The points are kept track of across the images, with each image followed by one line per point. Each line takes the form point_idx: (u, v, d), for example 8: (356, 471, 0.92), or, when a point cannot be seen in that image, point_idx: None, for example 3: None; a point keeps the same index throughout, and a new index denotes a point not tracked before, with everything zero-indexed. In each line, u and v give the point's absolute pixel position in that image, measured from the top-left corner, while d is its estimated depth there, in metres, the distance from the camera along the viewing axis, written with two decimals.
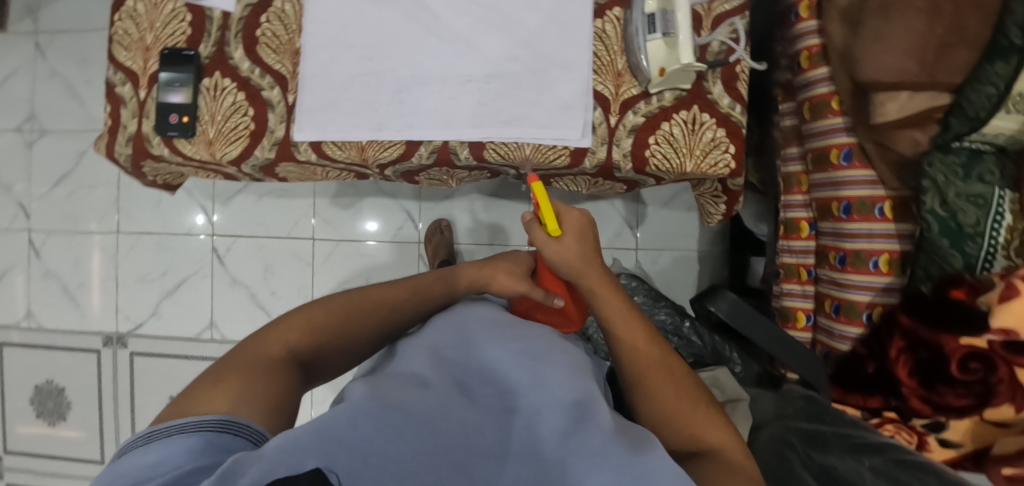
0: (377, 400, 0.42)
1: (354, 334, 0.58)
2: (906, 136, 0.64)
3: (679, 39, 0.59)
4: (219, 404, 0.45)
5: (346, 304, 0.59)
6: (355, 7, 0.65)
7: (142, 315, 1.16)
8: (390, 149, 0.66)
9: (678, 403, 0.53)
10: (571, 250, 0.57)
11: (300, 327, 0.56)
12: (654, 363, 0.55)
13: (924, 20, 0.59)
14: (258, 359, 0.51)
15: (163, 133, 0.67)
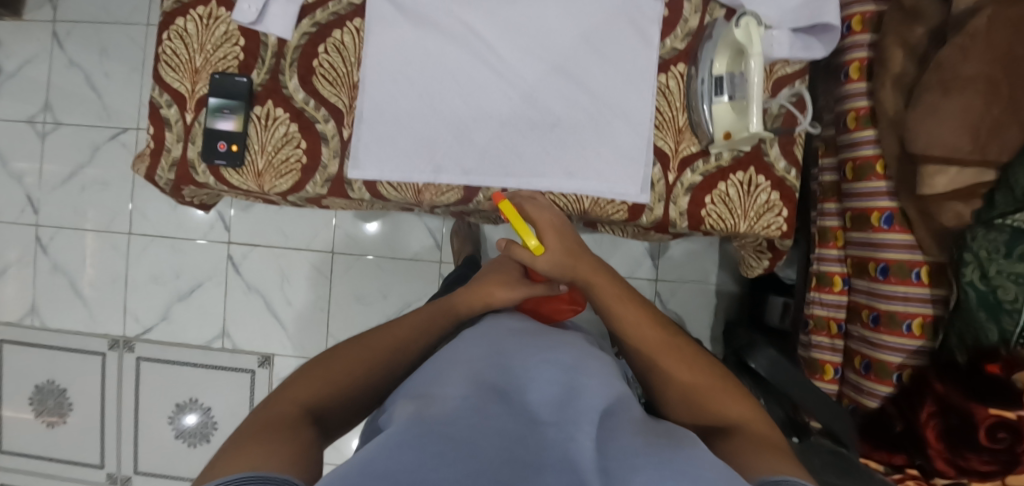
0: (415, 428, 0.38)
1: (360, 383, 0.54)
2: (951, 208, 0.66)
3: (752, 109, 0.57)
4: (243, 463, 0.39)
5: (337, 360, 0.55)
6: (418, 43, 0.64)
7: (151, 320, 1.12)
8: (448, 193, 0.65)
9: (695, 381, 0.55)
10: (551, 255, 0.58)
11: (301, 390, 0.50)
12: (658, 342, 0.58)
13: (982, 100, 0.61)
14: (269, 426, 0.44)
15: (210, 161, 0.66)
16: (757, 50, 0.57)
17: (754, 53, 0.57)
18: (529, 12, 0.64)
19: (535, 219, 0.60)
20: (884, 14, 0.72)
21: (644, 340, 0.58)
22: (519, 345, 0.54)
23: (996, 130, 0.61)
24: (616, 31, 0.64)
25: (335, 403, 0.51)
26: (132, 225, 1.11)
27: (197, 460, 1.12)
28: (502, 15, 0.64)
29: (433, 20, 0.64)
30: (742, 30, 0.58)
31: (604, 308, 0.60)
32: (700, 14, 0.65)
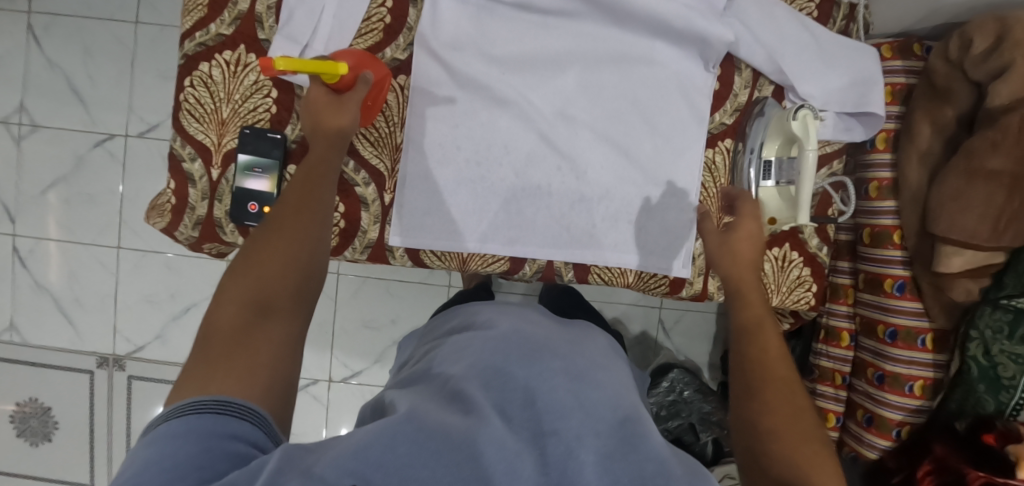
0: (417, 422, 0.36)
1: (309, 248, 0.44)
2: (961, 285, 0.69)
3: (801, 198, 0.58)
4: (199, 386, 0.36)
5: (280, 218, 0.45)
6: (467, 106, 0.62)
7: (144, 339, 1.06)
8: (494, 264, 0.65)
9: (782, 419, 0.42)
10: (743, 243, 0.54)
11: (244, 260, 0.42)
12: (797, 429, 0.42)
13: (1004, 192, 0.62)
14: (225, 326, 0.39)
15: (239, 223, 0.62)
16: (812, 145, 0.58)
17: (809, 148, 0.58)
18: (584, 80, 0.64)
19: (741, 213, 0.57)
20: (914, 87, 0.73)
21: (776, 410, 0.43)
22: (531, 332, 0.50)
23: (1012, 222, 0.63)
24: (667, 104, 0.65)
25: (283, 275, 0.42)
26: (121, 239, 1.04)
27: None
28: (556, 83, 0.63)
29: (484, 83, 0.62)
30: (799, 122, 0.59)
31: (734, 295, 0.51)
32: (749, 89, 0.66)
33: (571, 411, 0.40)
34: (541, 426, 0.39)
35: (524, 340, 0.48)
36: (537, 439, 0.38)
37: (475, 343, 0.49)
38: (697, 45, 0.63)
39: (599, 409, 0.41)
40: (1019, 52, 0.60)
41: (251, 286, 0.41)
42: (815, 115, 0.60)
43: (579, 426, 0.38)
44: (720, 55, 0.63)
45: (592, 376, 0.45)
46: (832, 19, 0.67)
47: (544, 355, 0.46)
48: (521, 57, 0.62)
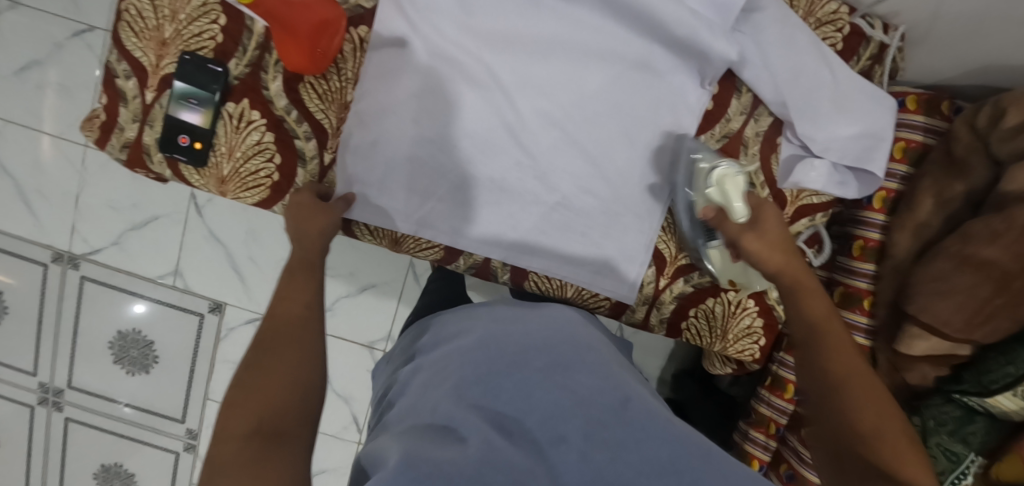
0: (413, 473, 0.39)
1: (303, 367, 0.52)
2: (919, 369, 0.65)
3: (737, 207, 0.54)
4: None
5: (270, 339, 0.53)
6: (431, 77, 0.57)
7: (101, 242, 1.02)
8: (427, 252, 0.63)
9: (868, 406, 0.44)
10: (765, 239, 0.50)
11: (239, 399, 0.48)
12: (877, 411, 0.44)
13: (989, 288, 0.57)
14: (235, 458, 0.43)
15: (168, 155, 0.58)
16: (739, 213, 0.53)
17: (736, 218, 0.53)
18: (562, 72, 0.58)
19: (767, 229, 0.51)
20: (930, 149, 0.66)
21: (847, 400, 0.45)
22: (510, 335, 0.56)
23: (987, 320, 0.58)
24: (649, 116, 0.59)
25: (284, 401, 0.49)
26: None
27: (138, 391, 1.07)
28: (533, 71, 0.58)
29: (454, 58, 0.57)
30: (715, 190, 0.55)
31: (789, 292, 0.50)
32: (744, 117, 0.59)
33: (561, 417, 0.46)
34: (550, 435, 0.45)
35: (502, 349, 0.54)
36: (547, 450, 0.44)
37: (456, 358, 0.55)
38: (696, 57, 0.56)
39: (598, 400, 0.48)
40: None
41: (254, 419, 0.46)
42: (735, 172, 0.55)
43: (580, 429, 0.45)
44: (717, 73, 0.57)
45: (576, 366, 0.52)
46: (857, 57, 0.59)
47: (520, 370, 0.51)
48: (502, 35, 0.57)
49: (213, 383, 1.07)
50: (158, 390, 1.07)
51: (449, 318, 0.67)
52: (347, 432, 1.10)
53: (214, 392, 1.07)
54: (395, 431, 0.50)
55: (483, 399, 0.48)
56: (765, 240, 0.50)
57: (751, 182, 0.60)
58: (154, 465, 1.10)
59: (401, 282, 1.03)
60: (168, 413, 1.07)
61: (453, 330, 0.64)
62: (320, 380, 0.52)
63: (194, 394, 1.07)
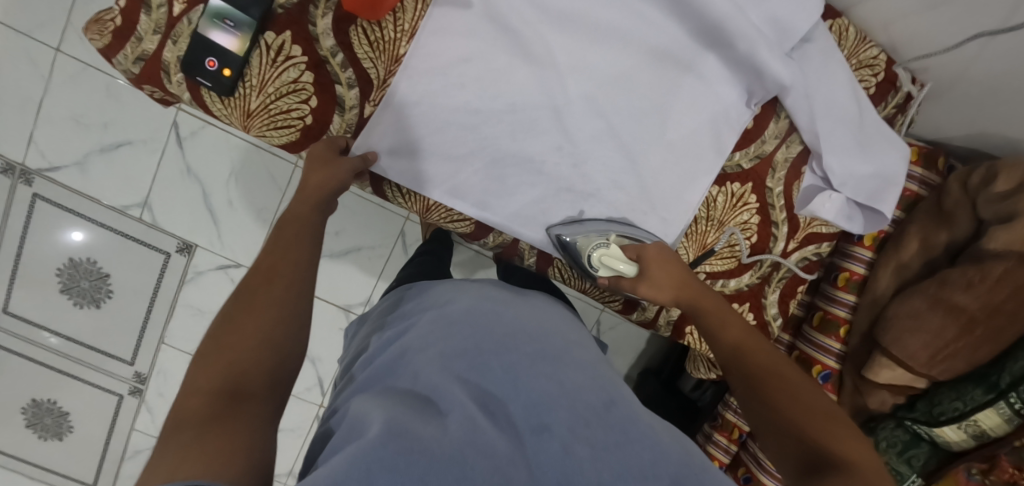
0: (394, 445, 0.39)
1: (281, 329, 0.52)
2: (879, 396, 0.71)
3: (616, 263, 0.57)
4: (169, 474, 0.39)
5: (251, 298, 0.54)
6: (487, 46, 0.55)
7: (60, 160, 0.93)
8: (458, 224, 0.63)
9: (797, 409, 0.45)
10: (655, 286, 0.56)
11: (210, 351, 0.49)
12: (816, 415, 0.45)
13: (955, 330, 0.63)
14: (196, 410, 0.44)
15: (190, 76, 0.53)
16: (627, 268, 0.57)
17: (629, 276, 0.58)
18: (619, 65, 0.57)
19: (656, 268, 0.56)
20: (922, 199, 0.71)
21: (781, 401, 0.46)
22: (497, 317, 0.57)
23: (946, 358, 0.65)
24: (692, 124, 0.59)
25: (254, 362, 0.49)
26: (62, 41, 0.87)
27: (85, 326, 0.99)
28: (588, 58, 0.56)
29: (515, 29, 0.55)
30: (602, 270, 0.59)
31: (703, 323, 0.54)
32: (778, 141, 0.62)
33: (554, 404, 0.48)
34: (533, 422, 0.47)
35: (494, 322, 0.56)
36: (535, 436, 0.46)
37: (440, 330, 0.56)
38: (750, 74, 0.57)
39: (582, 395, 0.50)
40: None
41: (222, 375, 0.47)
42: (606, 249, 0.58)
43: (564, 419, 0.46)
44: (767, 94, 0.58)
45: (559, 360, 0.53)
46: (884, 103, 0.63)
47: (506, 350, 0.52)
48: (568, 14, 0.55)
49: (172, 327, 1.02)
50: (107, 328, 0.99)
51: (432, 293, 0.67)
52: (308, 393, 1.10)
53: (172, 336, 1.03)
54: (370, 397, 0.49)
55: (471, 374, 0.50)
56: (652, 284, 0.56)
57: (771, 204, 0.63)
58: (92, 406, 1.03)
59: (388, 249, 1.02)
60: (116, 353, 1.01)
61: (440, 298, 0.64)
62: (298, 347, 0.53)
63: (148, 336, 1.02)
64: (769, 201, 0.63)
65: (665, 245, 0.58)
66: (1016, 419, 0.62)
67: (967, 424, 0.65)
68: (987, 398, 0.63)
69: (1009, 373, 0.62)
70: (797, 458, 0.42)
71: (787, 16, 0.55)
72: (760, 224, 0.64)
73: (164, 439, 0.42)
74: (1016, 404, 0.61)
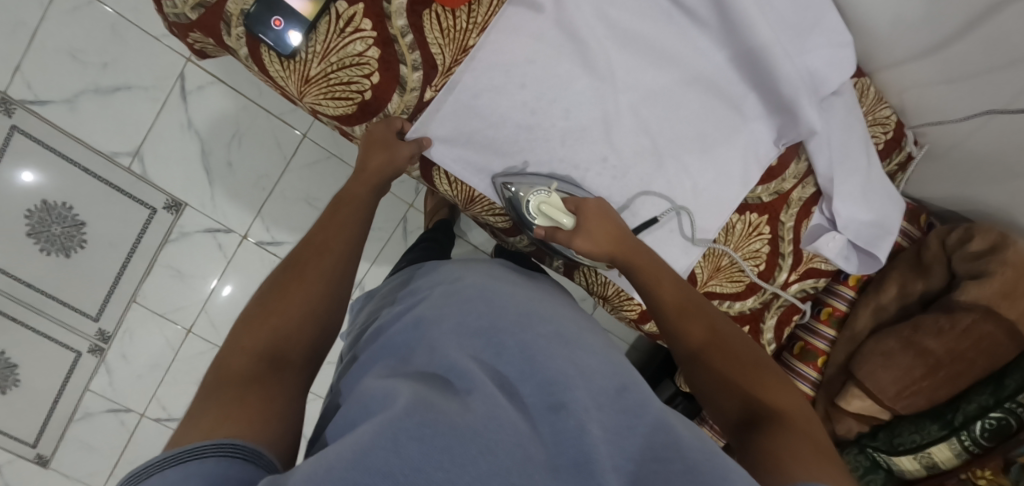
0: (418, 417, 0.38)
1: (323, 302, 0.53)
2: (846, 424, 0.78)
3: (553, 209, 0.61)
4: (208, 429, 0.39)
5: (300, 267, 0.55)
6: (551, 51, 0.57)
7: (48, 94, 0.86)
8: (496, 218, 0.68)
9: (732, 364, 0.52)
10: (591, 240, 0.61)
11: (257, 317, 0.50)
12: (750, 370, 0.52)
13: (923, 369, 0.70)
14: (239, 369, 0.45)
15: (253, 33, 0.52)
16: (565, 220, 0.62)
17: (567, 228, 0.62)
18: (668, 88, 0.60)
19: (593, 224, 0.61)
20: (904, 250, 0.78)
21: (713, 355, 0.53)
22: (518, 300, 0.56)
23: (911, 394, 0.71)
24: (723, 153, 0.64)
25: (296, 331, 0.50)
26: None
27: (49, 274, 0.92)
28: (643, 78, 0.59)
29: (581, 39, 0.57)
30: (541, 218, 0.63)
31: (643, 286, 0.59)
32: (796, 181, 0.67)
33: (573, 382, 0.45)
34: (548, 401, 0.44)
35: (500, 308, 0.53)
36: (551, 415, 0.43)
37: (452, 301, 0.55)
38: (785, 116, 0.62)
39: (596, 379, 0.47)
40: (997, 266, 0.66)
41: (266, 338, 0.48)
42: (546, 198, 0.61)
43: (584, 399, 0.44)
44: (796, 137, 0.63)
45: (574, 343, 0.51)
46: (890, 160, 0.70)
47: (523, 330, 0.50)
48: (632, 33, 0.57)
49: (147, 285, 0.97)
50: (74, 279, 0.93)
51: (435, 273, 0.66)
52: None
53: (145, 295, 0.98)
54: (383, 376, 0.49)
55: (485, 355, 0.48)
56: (587, 238, 0.61)
57: (781, 237, 0.69)
58: (46, 360, 0.96)
59: (388, 233, 1.02)
60: (81, 307, 0.95)
61: (451, 274, 0.63)
62: (336, 324, 0.54)
63: (119, 292, 0.96)
64: (781, 233, 0.68)
65: (603, 201, 0.62)
66: (964, 454, 0.69)
67: (922, 456, 0.72)
68: (941, 434, 0.70)
69: (962, 413, 0.69)
70: (736, 410, 0.49)
71: (823, 68, 0.60)
72: (769, 254, 0.69)
73: (203, 393, 0.43)
74: (966, 442, 0.68)
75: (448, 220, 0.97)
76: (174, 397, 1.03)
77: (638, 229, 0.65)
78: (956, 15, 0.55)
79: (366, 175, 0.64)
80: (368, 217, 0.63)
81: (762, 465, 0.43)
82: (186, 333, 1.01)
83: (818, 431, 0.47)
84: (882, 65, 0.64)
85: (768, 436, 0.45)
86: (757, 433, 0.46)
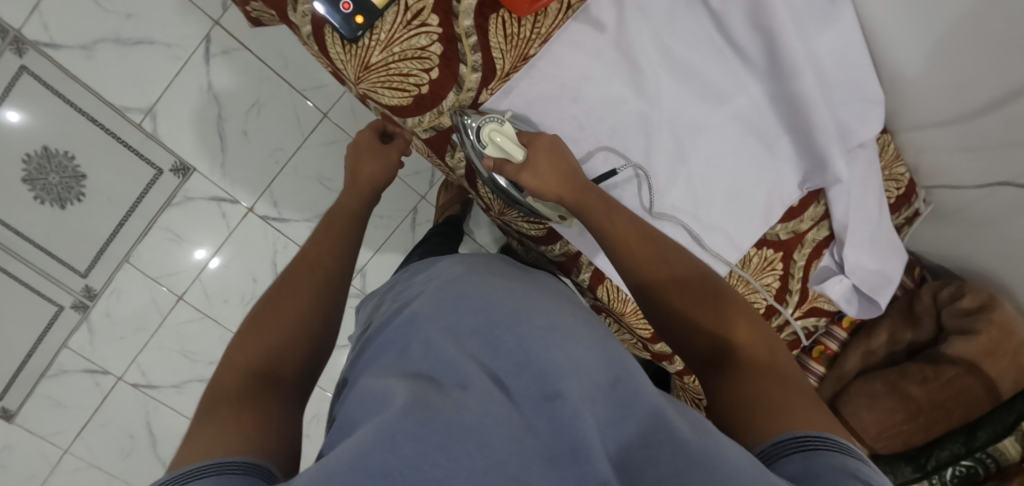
0: (416, 416, 0.38)
1: (315, 316, 0.54)
2: None
3: (506, 134, 0.57)
4: (206, 449, 0.39)
5: (293, 284, 0.55)
6: (606, 71, 0.59)
7: (63, 37, 0.82)
8: (529, 227, 0.69)
9: (693, 312, 0.53)
10: (538, 176, 0.57)
11: (249, 334, 0.50)
12: (712, 314, 0.52)
13: (903, 414, 0.73)
14: (233, 387, 0.45)
15: (320, 13, 0.51)
16: (516, 154, 0.58)
17: (516, 161, 0.58)
18: (709, 120, 0.63)
19: (542, 161, 0.57)
20: (896, 298, 0.82)
21: (675, 304, 0.53)
22: (510, 292, 0.54)
23: (891, 436, 0.74)
24: (751, 189, 0.66)
25: (288, 345, 0.50)
26: None
27: (42, 225, 0.88)
28: (686, 106, 0.62)
29: (638, 63, 0.59)
30: (492, 148, 0.57)
31: (599, 229, 0.57)
32: (813, 222, 0.70)
33: (565, 372, 0.43)
34: (544, 391, 0.42)
35: (496, 300, 0.52)
36: (545, 404, 0.42)
37: (447, 294, 0.53)
38: (815, 163, 0.64)
39: (589, 375, 0.44)
40: (983, 324, 0.70)
41: (259, 354, 0.48)
42: (499, 125, 0.57)
43: (579, 389, 0.42)
44: (821, 183, 0.65)
45: (571, 336, 0.48)
46: (898, 213, 0.74)
47: (518, 323, 0.48)
48: (683, 62, 0.59)
49: (141, 248, 0.95)
50: (66, 232, 0.89)
51: (439, 268, 0.65)
52: None
53: (138, 257, 0.95)
54: (378, 375, 0.47)
55: (482, 353, 0.47)
56: (535, 173, 0.57)
57: (792, 274, 0.72)
58: (23, 312, 0.92)
59: (396, 222, 1.01)
60: (69, 262, 0.91)
61: (444, 271, 0.62)
62: (329, 338, 0.55)
63: (113, 252, 0.93)
64: (792, 271, 0.72)
65: (556, 137, 0.58)
66: None
67: None
68: (914, 476, 0.74)
69: (936, 458, 0.73)
70: (704, 357, 0.51)
71: (853, 122, 0.64)
72: (779, 288, 0.72)
73: (197, 413, 0.43)
74: (937, 484, 0.73)
75: (460, 216, 0.97)
76: (155, 363, 1.01)
77: (596, 181, 0.62)
78: (985, 91, 0.59)
79: (359, 188, 0.67)
80: (356, 237, 0.64)
81: (736, 421, 0.45)
82: (177, 300, 0.99)
83: (780, 363, 0.49)
84: (905, 125, 0.68)
85: (735, 387, 0.47)
86: (725, 382, 0.48)
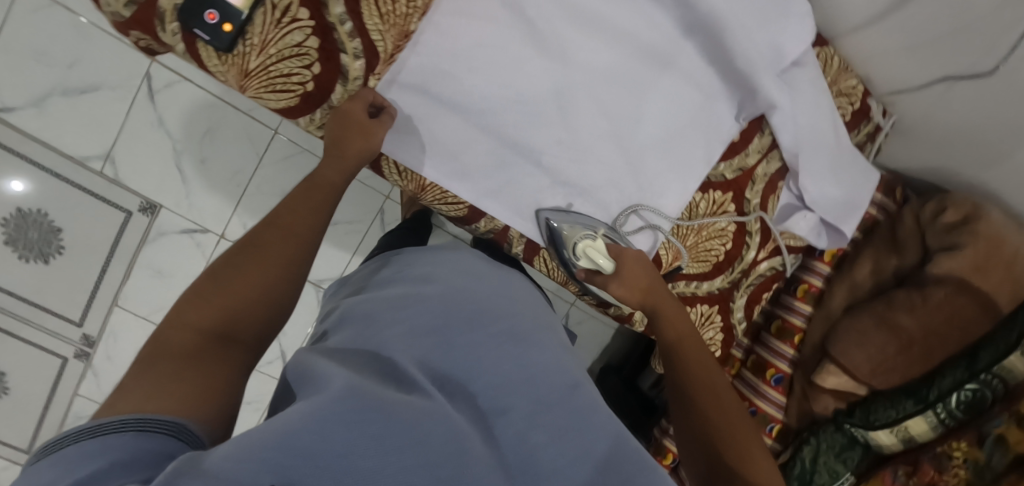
0: (360, 401, 0.35)
1: (281, 285, 0.51)
2: (824, 401, 0.76)
3: (601, 252, 0.59)
4: (137, 402, 0.38)
5: (263, 244, 0.52)
6: (501, 33, 0.56)
7: (13, 100, 0.85)
8: (450, 208, 0.66)
9: (720, 418, 0.52)
10: (625, 285, 0.59)
11: (211, 291, 0.48)
12: (742, 431, 0.51)
13: (895, 347, 0.67)
14: (184, 345, 0.43)
15: (187, 27, 0.50)
16: (604, 264, 0.59)
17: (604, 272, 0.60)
18: (625, 65, 0.59)
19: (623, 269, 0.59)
20: (879, 223, 0.76)
21: (704, 407, 0.52)
22: (467, 293, 0.52)
23: (885, 372, 0.69)
24: (685, 128, 0.62)
25: (248, 310, 0.48)
26: None
27: (32, 279, 0.93)
28: (598, 56, 0.58)
29: (533, 20, 0.56)
30: (584, 260, 0.61)
31: (668, 338, 0.58)
32: (760, 156, 0.65)
33: (519, 383, 0.43)
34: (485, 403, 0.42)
35: (461, 299, 0.51)
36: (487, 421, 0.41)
37: (396, 296, 0.51)
38: (745, 90, 0.60)
39: (542, 381, 0.44)
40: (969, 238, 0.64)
41: (216, 314, 0.46)
42: (592, 242, 0.60)
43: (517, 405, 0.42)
44: (756, 111, 0.61)
45: (528, 343, 0.48)
46: (858, 130, 0.68)
47: (473, 330, 0.47)
48: (585, 10, 0.56)
49: (127, 289, 0.99)
50: (54, 283, 0.95)
51: (411, 258, 0.62)
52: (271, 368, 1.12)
53: (127, 298, 1.00)
54: (319, 351, 0.45)
55: (434, 355, 0.44)
56: (624, 286, 0.59)
57: (747, 214, 0.67)
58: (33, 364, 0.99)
59: (366, 226, 1.02)
60: (64, 313, 0.97)
61: (417, 265, 0.59)
62: (289, 307, 0.53)
63: (101, 297, 0.98)
64: (745, 210, 0.67)
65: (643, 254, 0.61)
66: (940, 427, 0.67)
67: (898, 430, 0.69)
68: (916, 408, 0.68)
69: (937, 387, 0.67)
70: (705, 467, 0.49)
71: (786, 41, 0.58)
72: (735, 230, 0.68)
73: (139, 362, 0.42)
74: (941, 415, 0.66)
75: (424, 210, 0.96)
76: None
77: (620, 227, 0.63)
78: None
79: (345, 164, 0.59)
80: (331, 209, 0.60)
81: None
82: None
83: None
84: (849, 34, 0.63)
85: None
86: None
